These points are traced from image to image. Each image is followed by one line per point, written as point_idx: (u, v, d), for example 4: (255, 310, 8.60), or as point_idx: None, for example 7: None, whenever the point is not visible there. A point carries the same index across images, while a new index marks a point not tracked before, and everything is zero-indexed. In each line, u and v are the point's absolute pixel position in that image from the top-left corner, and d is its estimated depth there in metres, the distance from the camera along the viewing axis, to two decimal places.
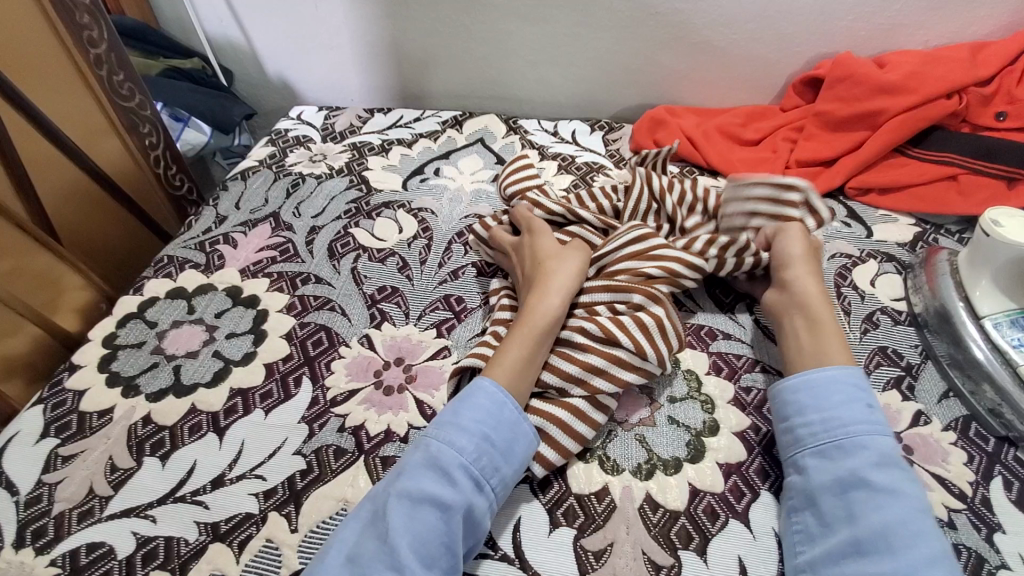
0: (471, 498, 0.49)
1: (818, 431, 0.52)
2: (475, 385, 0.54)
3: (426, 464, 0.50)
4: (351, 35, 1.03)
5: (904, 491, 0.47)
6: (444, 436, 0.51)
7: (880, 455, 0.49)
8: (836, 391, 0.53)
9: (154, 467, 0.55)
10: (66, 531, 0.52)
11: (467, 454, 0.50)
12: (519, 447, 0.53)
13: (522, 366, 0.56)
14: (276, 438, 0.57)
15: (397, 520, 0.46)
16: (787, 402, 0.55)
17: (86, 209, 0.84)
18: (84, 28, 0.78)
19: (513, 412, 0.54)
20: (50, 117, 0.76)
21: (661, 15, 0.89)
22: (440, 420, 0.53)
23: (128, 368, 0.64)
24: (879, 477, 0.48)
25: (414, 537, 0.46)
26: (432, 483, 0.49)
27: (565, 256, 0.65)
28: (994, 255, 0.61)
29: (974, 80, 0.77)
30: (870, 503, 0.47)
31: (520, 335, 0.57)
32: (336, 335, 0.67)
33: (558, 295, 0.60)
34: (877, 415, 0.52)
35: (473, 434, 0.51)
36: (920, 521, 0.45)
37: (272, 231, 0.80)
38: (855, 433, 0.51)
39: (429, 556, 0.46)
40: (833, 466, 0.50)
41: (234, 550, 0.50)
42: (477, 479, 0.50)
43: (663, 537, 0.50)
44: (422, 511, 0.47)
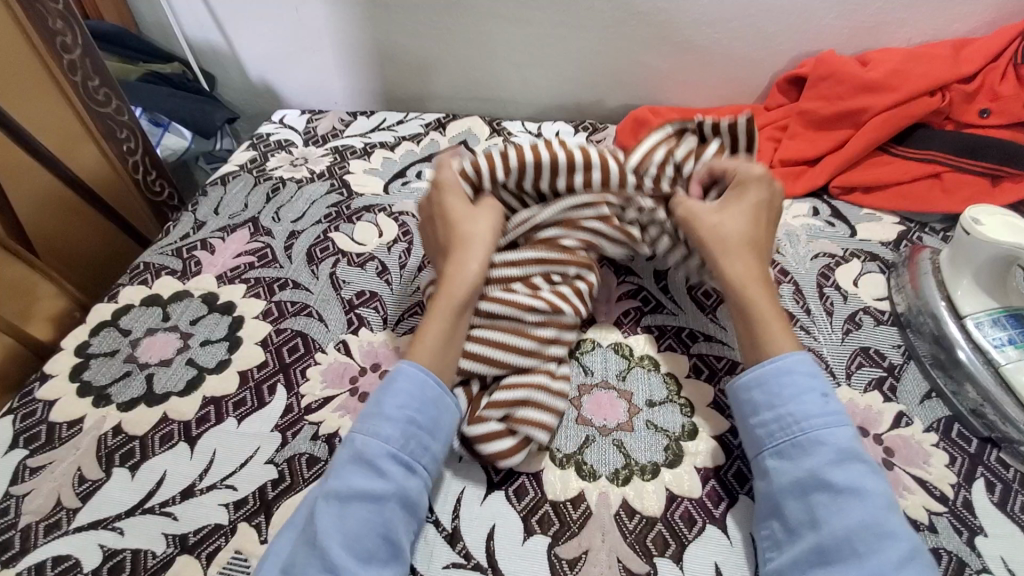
0: (403, 484, 0.48)
1: (774, 431, 0.51)
2: (397, 370, 0.54)
3: (353, 459, 0.49)
4: (334, 39, 1.02)
5: (864, 488, 0.46)
6: (368, 428, 0.50)
7: (837, 451, 0.48)
8: (787, 385, 0.52)
9: (123, 478, 0.55)
10: (32, 544, 0.51)
11: (394, 441, 0.50)
12: (446, 423, 0.53)
13: (443, 344, 0.56)
14: (248, 447, 0.56)
15: (326, 522, 0.45)
16: (743, 402, 0.54)
17: (59, 216, 0.83)
18: (56, 34, 0.77)
19: (435, 390, 0.53)
20: (22, 124, 0.75)
21: (644, 15, 0.88)
22: (365, 413, 0.52)
23: (100, 378, 0.63)
24: (839, 477, 0.47)
25: (345, 534, 0.45)
26: (361, 477, 0.48)
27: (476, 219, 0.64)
28: (975, 253, 0.61)
29: (958, 77, 0.76)
30: (832, 507, 0.46)
31: (437, 311, 0.57)
32: (312, 342, 0.66)
33: (472, 262, 0.60)
34: (833, 405, 0.51)
35: (397, 420, 0.50)
36: (885, 520, 0.45)
37: (250, 236, 0.79)
38: (810, 429, 0.50)
39: (365, 551, 0.45)
40: (792, 467, 0.49)
41: (201, 562, 0.49)
42: (407, 464, 0.49)
43: (638, 544, 0.49)
44: (353, 507, 0.46)
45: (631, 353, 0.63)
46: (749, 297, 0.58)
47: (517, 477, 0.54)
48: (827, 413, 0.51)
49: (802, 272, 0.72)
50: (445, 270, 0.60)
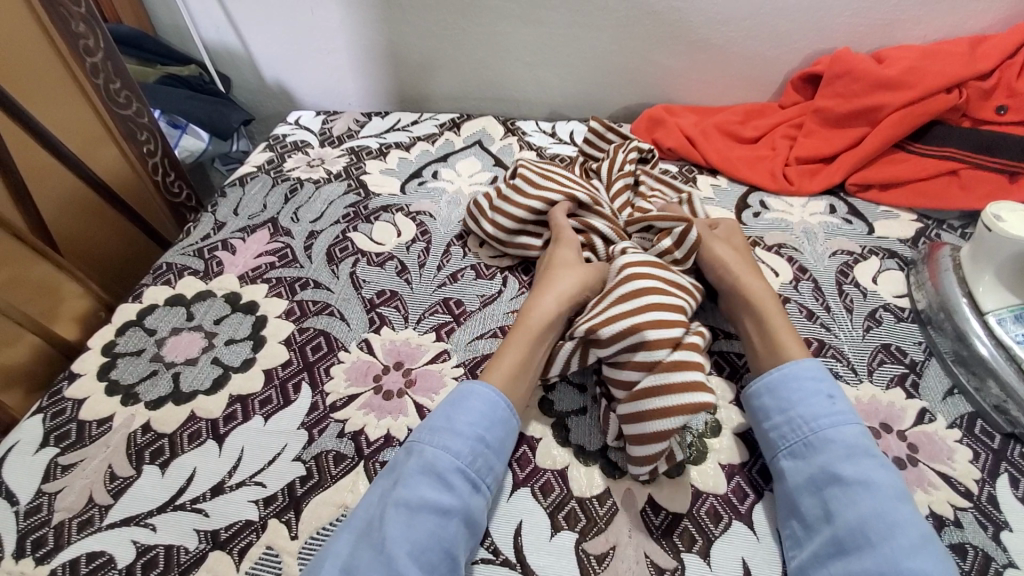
0: (468, 501, 0.49)
1: (786, 432, 0.52)
2: (468, 390, 0.55)
3: (423, 470, 0.50)
4: (348, 40, 1.03)
5: (876, 481, 0.47)
6: (436, 442, 0.52)
7: (847, 448, 0.50)
8: (795, 389, 0.54)
9: (154, 475, 0.55)
10: (66, 541, 0.51)
11: (463, 457, 0.51)
12: (509, 445, 0.54)
13: (520, 368, 0.57)
14: (276, 444, 0.57)
15: (394, 529, 0.47)
16: (754, 409, 0.56)
17: (82, 217, 0.84)
18: (79, 37, 0.78)
19: (505, 412, 0.54)
20: (47, 128, 0.77)
21: (658, 14, 0.89)
22: (434, 426, 0.53)
23: (127, 377, 0.64)
24: (849, 471, 0.48)
25: (413, 544, 0.46)
26: (430, 489, 0.49)
27: (567, 267, 0.66)
28: (998, 249, 0.60)
29: (976, 74, 0.76)
30: (844, 500, 0.47)
31: (522, 340, 0.59)
32: (335, 340, 0.66)
33: (551, 300, 0.61)
34: (840, 405, 0.52)
35: (466, 437, 0.52)
36: (897, 510, 0.46)
37: (271, 236, 0.80)
38: (820, 428, 0.51)
39: (429, 562, 0.46)
40: (805, 466, 0.50)
41: (233, 558, 0.50)
42: (474, 481, 0.51)
43: (666, 540, 0.50)
44: (421, 518, 0.47)
45: None
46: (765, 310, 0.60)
47: (542, 473, 0.54)
48: (833, 413, 0.52)
49: (820, 269, 0.72)
50: (530, 301, 0.62)
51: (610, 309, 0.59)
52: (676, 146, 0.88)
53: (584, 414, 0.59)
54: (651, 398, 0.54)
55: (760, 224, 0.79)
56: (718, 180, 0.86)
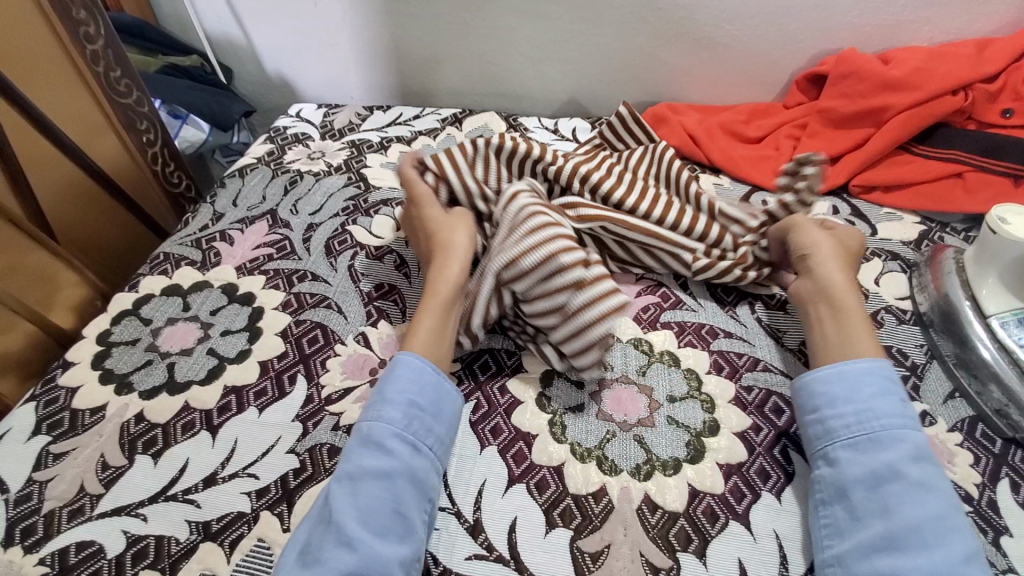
0: (408, 463, 0.50)
1: (851, 424, 0.51)
2: (392, 363, 0.56)
3: (362, 443, 0.51)
4: (351, 34, 1.03)
5: (938, 486, 0.47)
6: (371, 414, 0.52)
7: (915, 449, 0.49)
8: (869, 384, 0.53)
9: (146, 465, 0.55)
10: (56, 530, 0.51)
11: (397, 422, 0.52)
12: (446, 405, 0.55)
13: (437, 334, 0.58)
14: (271, 435, 0.57)
15: (342, 500, 0.47)
16: (814, 395, 0.54)
17: (80, 206, 0.83)
18: (80, 24, 0.77)
19: (433, 374, 0.55)
20: (46, 115, 0.76)
21: (663, 11, 0.88)
22: (368, 403, 0.54)
23: (122, 366, 0.63)
24: (918, 473, 0.47)
25: (361, 510, 0.47)
26: (369, 457, 0.50)
27: (455, 228, 0.65)
28: (1002, 252, 0.60)
29: (982, 76, 0.75)
30: (904, 498, 0.46)
31: (429, 313, 0.59)
32: (332, 333, 0.66)
33: (455, 266, 0.61)
34: (910, 408, 0.52)
35: (399, 404, 0.53)
36: (955, 517, 0.45)
37: (270, 228, 0.79)
38: (889, 425, 0.50)
39: (381, 525, 0.46)
40: (866, 458, 0.49)
41: (224, 550, 0.49)
42: (413, 443, 0.51)
43: (661, 539, 0.49)
44: (365, 485, 0.48)
45: (651, 349, 0.63)
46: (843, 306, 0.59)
47: (538, 470, 0.54)
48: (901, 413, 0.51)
49: None
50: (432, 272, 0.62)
51: (525, 243, 0.59)
52: (679, 145, 0.88)
53: (582, 411, 0.58)
54: (586, 314, 0.58)
55: None
56: (721, 179, 0.86)
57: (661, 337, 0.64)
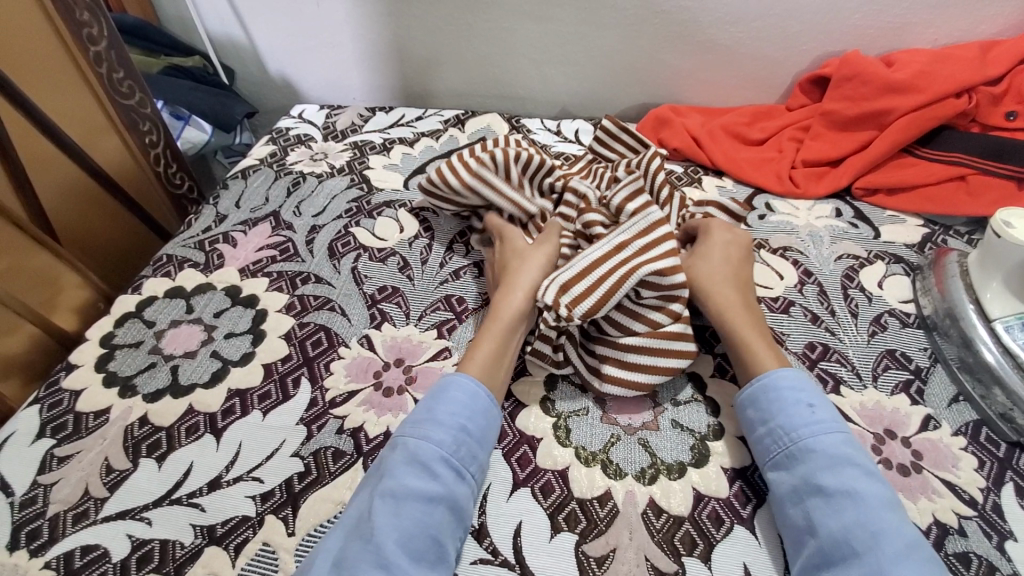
0: (452, 489, 0.49)
1: (769, 444, 0.52)
2: (449, 382, 0.56)
3: (407, 461, 0.50)
4: (353, 35, 1.03)
5: (858, 491, 0.46)
6: (421, 432, 0.52)
7: (828, 457, 0.48)
8: (775, 400, 0.53)
9: (150, 469, 0.55)
10: (61, 533, 0.51)
11: (446, 446, 0.51)
12: (492, 434, 0.54)
13: (495, 360, 0.58)
14: (275, 439, 0.57)
15: (382, 520, 0.46)
16: (742, 421, 0.55)
17: (83, 207, 0.83)
18: (83, 26, 0.77)
19: (487, 403, 0.55)
20: (49, 116, 0.76)
21: (666, 13, 0.88)
22: (416, 419, 0.53)
23: (125, 369, 0.63)
24: (832, 482, 0.47)
25: (401, 532, 0.46)
26: (416, 478, 0.49)
27: (521, 258, 0.66)
28: (1006, 256, 0.60)
29: (986, 79, 0.75)
30: (827, 510, 0.46)
31: (493, 341, 0.59)
32: (335, 336, 0.66)
33: (524, 292, 0.63)
34: (820, 413, 0.51)
35: (449, 427, 0.52)
36: (881, 520, 0.44)
37: (272, 230, 0.79)
38: (801, 438, 0.50)
39: (417, 549, 0.45)
40: (790, 476, 0.49)
41: (229, 554, 0.49)
42: (458, 469, 0.51)
43: (666, 543, 0.49)
44: (408, 506, 0.47)
45: None
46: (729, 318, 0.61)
47: (543, 474, 0.54)
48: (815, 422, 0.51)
49: (826, 273, 0.72)
50: (501, 292, 0.63)
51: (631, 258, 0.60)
52: (682, 147, 0.88)
53: (586, 414, 0.58)
54: (673, 340, 0.60)
55: (765, 226, 0.79)
56: (724, 182, 0.86)
57: None
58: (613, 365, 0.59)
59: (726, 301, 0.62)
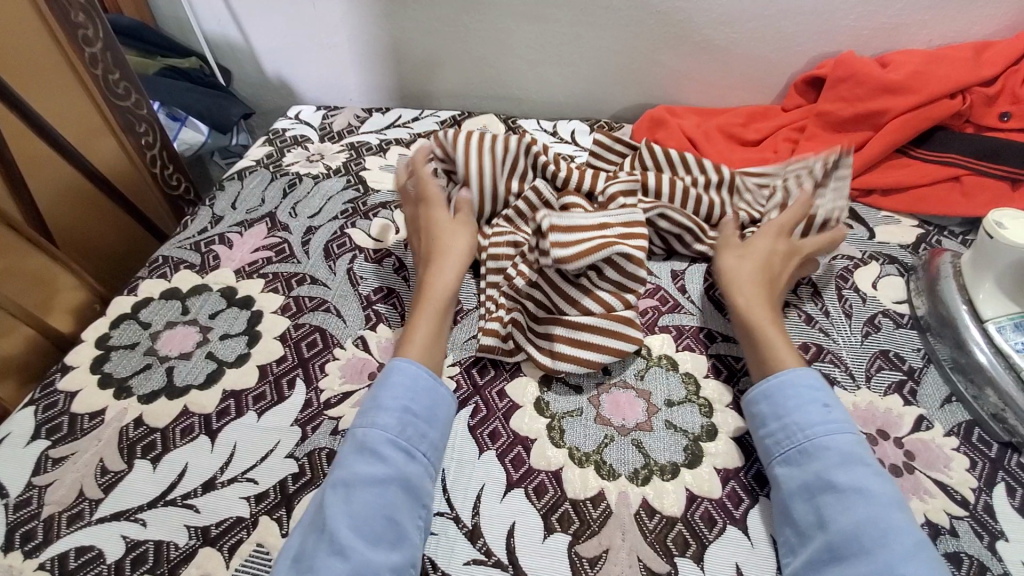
0: (403, 469, 0.51)
1: (781, 439, 0.52)
2: (392, 367, 0.57)
3: (357, 449, 0.51)
4: (350, 35, 1.03)
5: (870, 489, 0.47)
6: (366, 420, 0.53)
7: (841, 455, 0.49)
8: (791, 396, 0.53)
9: (145, 470, 0.55)
10: (55, 535, 0.51)
11: (391, 429, 0.52)
12: (442, 412, 0.56)
13: (432, 339, 0.60)
14: (269, 441, 0.57)
15: (335, 508, 0.47)
16: (751, 415, 0.55)
17: (78, 209, 0.83)
18: (79, 27, 0.77)
19: (428, 381, 0.56)
20: (44, 117, 0.76)
21: (661, 13, 0.88)
22: (364, 407, 0.54)
23: (120, 370, 0.63)
24: (844, 479, 0.48)
25: (354, 517, 0.47)
26: (366, 465, 0.50)
27: (451, 232, 0.68)
28: (998, 257, 0.60)
29: (980, 80, 0.75)
30: (839, 506, 0.47)
31: (427, 321, 0.61)
32: (330, 337, 0.66)
33: (455, 272, 0.64)
34: (835, 413, 0.52)
35: (394, 410, 0.53)
36: (891, 518, 0.45)
37: (268, 231, 0.79)
38: (816, 435, 0.51)
39: (372, 532, 0.47)
40: (799, 472, 0.50)
41: (223, 555, 0.49)
42: (407, 450, 0.52)
43: (659, 544, 0.49)
44: (360, 492, 0.48)
45: (649, 353, 0.64)
46: (758, 323, 0.59)
47: (537, 474, 0.54)
48: (829, 421, 0.52)
49: (820, 274, 0.72)
50: (433, 273, 0.64)
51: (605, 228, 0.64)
52: (678, 148, 0.88)
53: (580, 415, 0.58)
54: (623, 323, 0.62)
55: None
56: None
57: (659, 341, 0.65)
58: (564, 344, 0.62)
59: (751, 303, 0.61)
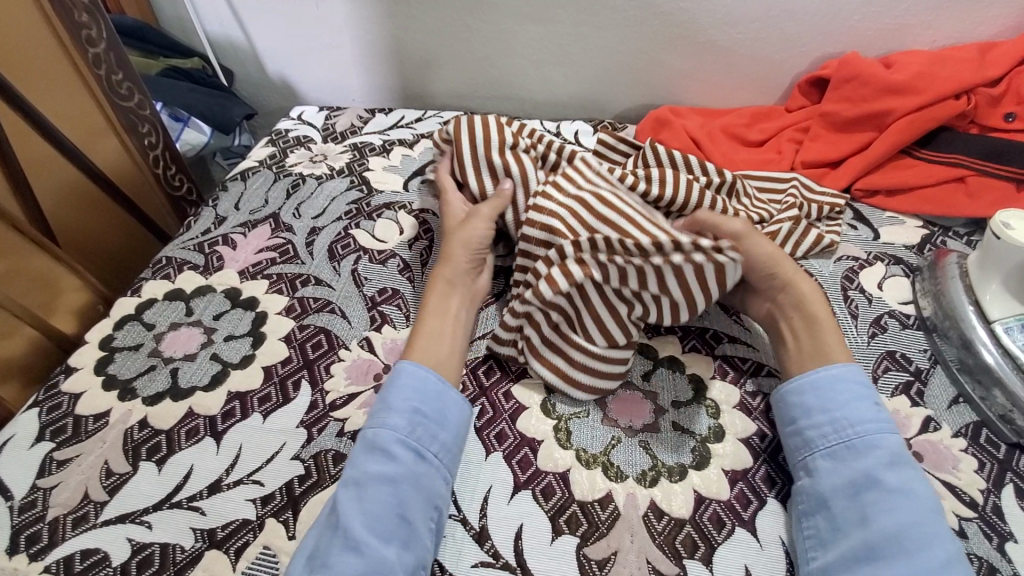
0: (414, 469, 0.51)
1: (827, 433, 0.52)
2: (395, 370, 0.57)
3: (367, 448, 0.52)
4: (353, 36, 1.02)
5: (916, 491, 0.47)
6: (376, 420, 0.53)
7: (890, 454, 0.50)
8: (841, 391, 0.54)
9: (150, 472, 0.55)
10: (61, 537, 0.51)
11: (401, 429, 0.53)
12: (452, 413, 0.55)
13: (433, 336, 0.60)
14: (274, 442, 0.56)
15: (348, 507, 0.48)
16: (790, 404, 0.55)
17: (81, 209, 0.83)
18: (82, 27, 0.77)
19: (436, 382, 0.56)
20: (48, 118, 0.76)
21: (665, 14, 0.88)
22: (374, 409, 0.55)
23: (124, 371, 0.63)
24: (891, 479, 0.48)
25: (367, 515, 0.48)
26: (375, 463, 0.51)
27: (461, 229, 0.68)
28: (1005, 258, 0.60)
29: (984, 80, 0.75)
30: (882, 506, 0.47)
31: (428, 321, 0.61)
32: (336, 338, 0.66)
33: (451, 265, 0.65)
34: (883, 412, 0.53)
35: (403, 411, 0.53)
36: (934, 522, 0.46)
37: (272, 232, 0.79)
38: (864, 433, 0.51)
39: (386, 530, 0.48)
40: (845, 467, 0.50)
41: (230, 557, 0.49)
42: (417, 450, 0.52)
43: (668, 546, 0.49)
44: (371, 492, 0.49)
45: (656, 355, 0.63)
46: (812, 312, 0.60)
47: (544, 476, 0.54)
48: (876, 418, 0.52)
49: (825, 274, 0.72)
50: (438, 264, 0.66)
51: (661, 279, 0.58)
52: (682, 148, 0.88)
53: (587, 416, 0.58)
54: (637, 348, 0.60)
55: None
56: None
57: (666, 343, 0.64)
58: (582, 371, 0.59)
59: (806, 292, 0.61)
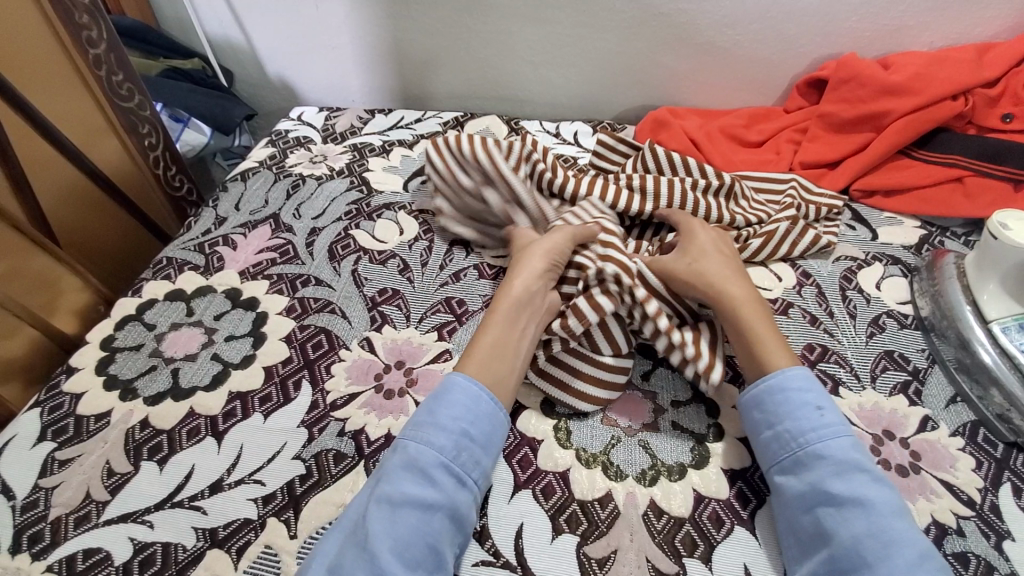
0: (453, 496, 0.49)
1: (776, 448, 0.51)
2: (447, 382, 0.55)
3: (405, 466, 0.49)
4: (353, 37, 1.03)
5: (867, 498, 0.46)
6: (419, 437, 0.51)
7: (836, 463, 0.48)
8: (782, 402, 0.52)
9: (151, 472, 0.55)
10: (63, 537, 0.51)
11: (447, 451, 0.50)
12: (495, 437, 0.53)
13: (492, 351, 0.57)
14: (275, 442, 0.57)
15: (378, 526, 0.46)
16: (747, 422, 0.55)
17: (82, 210, 0.83)
18: (82, 28, 0.77)
19: (490, 404, 0.54)
20: (48, 119, 0.76)
21: (664, 15, 0.88)
22: (416, 421, 0.52)
23: (126, 372, 0.63)
24: (841, 489, 0.46)
25: (397, 540, 0.46)
26: (413, 485, 0.48)
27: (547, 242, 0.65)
28: (1003, 258, 0.60)
29: (982, 81, 0.76)
30: (838, 519, 0.46)
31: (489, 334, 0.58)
32: (336, 339, 0.66)
33: (527, 277, 0.61)
34: (828, 416, 0.51)
35: (451, 431, 0.51)
36: (892, 528, 0.44)
37: (272, 232, 0.79)
38: (810, 443, 0.50)
39: (414, 558, 0.45)
40: (797, 482, 0.49)
41: (231, 556, 0.49)
42: (459, 476, 0.50)
43: (667, 545, 0.49)
44: (404, 514, 0.47)
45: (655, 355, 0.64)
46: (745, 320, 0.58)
47: (544, 476, 0.54)
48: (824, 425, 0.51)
49: (823, 274, 0.72)
50: (506, 280, 0.62)
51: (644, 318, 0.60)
52: (680, 148, 0.88)
53: (586, 416, 0.58)
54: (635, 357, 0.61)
55: None
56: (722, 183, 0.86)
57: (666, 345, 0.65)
58: (584, 379, 0.59)
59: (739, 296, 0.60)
